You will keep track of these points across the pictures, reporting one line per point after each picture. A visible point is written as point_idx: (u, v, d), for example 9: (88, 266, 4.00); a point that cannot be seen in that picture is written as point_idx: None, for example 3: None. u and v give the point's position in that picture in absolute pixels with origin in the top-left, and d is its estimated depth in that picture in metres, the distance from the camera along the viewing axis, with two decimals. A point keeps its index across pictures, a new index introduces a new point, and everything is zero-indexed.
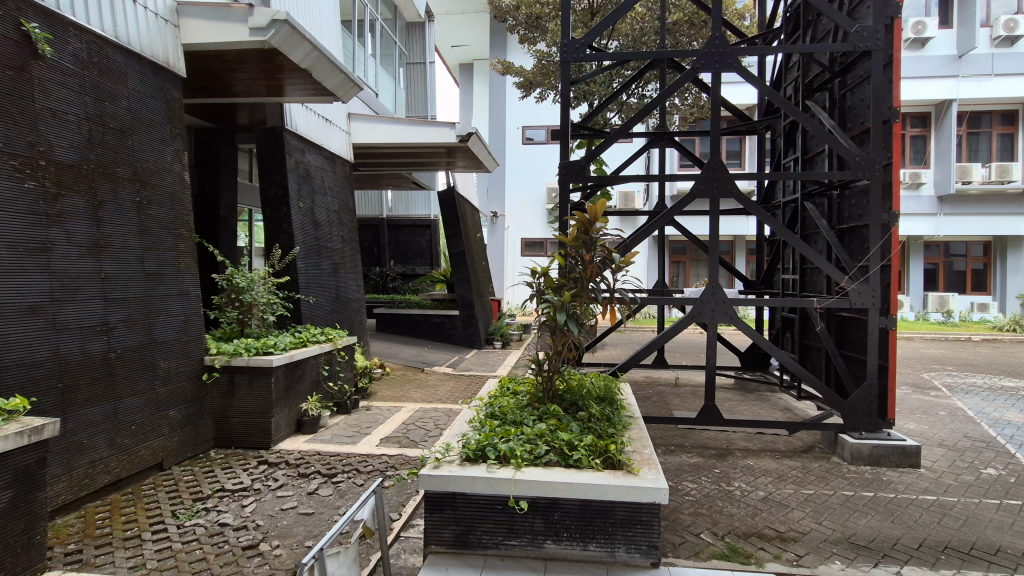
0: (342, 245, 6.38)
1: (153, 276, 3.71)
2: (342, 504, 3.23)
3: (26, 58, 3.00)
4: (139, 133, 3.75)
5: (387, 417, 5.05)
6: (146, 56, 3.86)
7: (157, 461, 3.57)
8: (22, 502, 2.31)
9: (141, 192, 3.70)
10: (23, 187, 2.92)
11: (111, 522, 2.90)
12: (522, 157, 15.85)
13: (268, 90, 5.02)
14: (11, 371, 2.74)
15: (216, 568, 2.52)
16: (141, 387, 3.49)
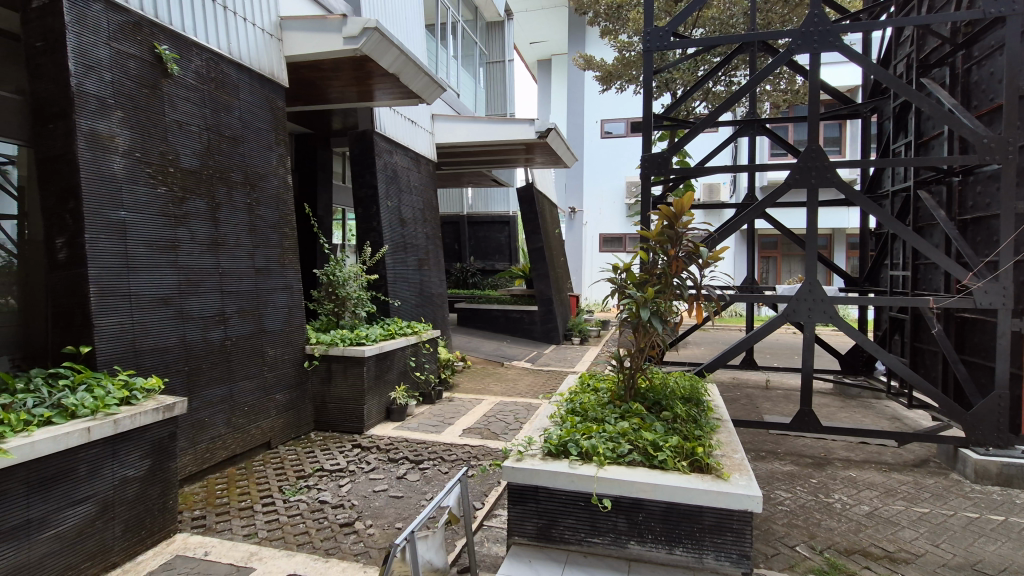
0: (427, 242, 6.62)
1: (261, 271, 4.06)
2: (429, 490, 3.38)
3: (157, 77, 3.39)
4: (250, 141, 4.11)
5: (468, 408, 5.19)
6: (254, 69, 4.22)
7: (265, 440, 3.92)
8: (157, 469, 2.63)
9: (251, 194, 4.06)
10: (156, 191, 3.30)
11: (228, 493, 3.22)
12: (601, 151, 15.61)
13: (360, 96, 5.31)
14: (147, 354, 3.12)
15: (316, 542, 2.72)
16: (252, 372, 3.84)
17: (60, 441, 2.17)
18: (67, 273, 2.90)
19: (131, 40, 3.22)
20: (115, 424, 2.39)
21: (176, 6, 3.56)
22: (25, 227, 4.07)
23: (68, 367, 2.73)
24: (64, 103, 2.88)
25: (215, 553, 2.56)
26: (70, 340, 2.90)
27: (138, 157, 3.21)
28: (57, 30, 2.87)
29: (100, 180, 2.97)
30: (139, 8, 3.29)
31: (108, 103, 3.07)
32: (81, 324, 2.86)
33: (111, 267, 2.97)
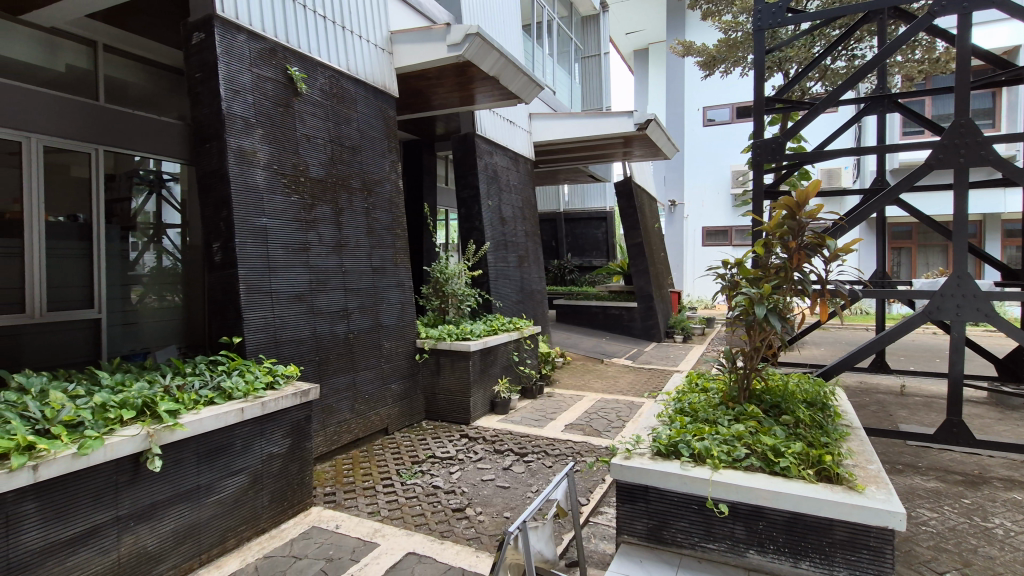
0: (526, 239, 6.72)
1: (378, 270, 4.37)
2: (535, 482, 3.44)
3: (290, 96, 3.78)
4: (367, 149, 4.45)
5: (570, 404, 5.21)
6: (369, 82, 4.55)
7: (383, 427, 4.22)
8: (295, 448, 2.94)
9: (368, 199, 4.38)
10: (291, 199, 3.67)
11: (353, 473, 3.53)
12: (703, 141, 14.86)
13: (462, 100, 5.51)
14: (286, 344, 3.50)
15: (432, 524, 2.88)
16: (371, 363, 4.15)
17: (220, 418, 2.50)
18: (222, 274, 3.32)
19: (268, 65, 3.62)
20: (262, 406, 2.71)
21: (303, 31, 3.94)
22: (186, 235, 4.77)
23: (224, 355, 3.14)
24: (217, 124, 3.31)
25: (345, 527, 2.81)
26: (225, 331, 3.33)
27: (276, 169, 3.60)
28: (211, 62, 3.31)
29: (246, 191, 3.37)
30: (274, 35, 3.69)
31: (251, 123, 3.47)
32: (233, 317, 3.28)
33: (255, 267, 3.36)
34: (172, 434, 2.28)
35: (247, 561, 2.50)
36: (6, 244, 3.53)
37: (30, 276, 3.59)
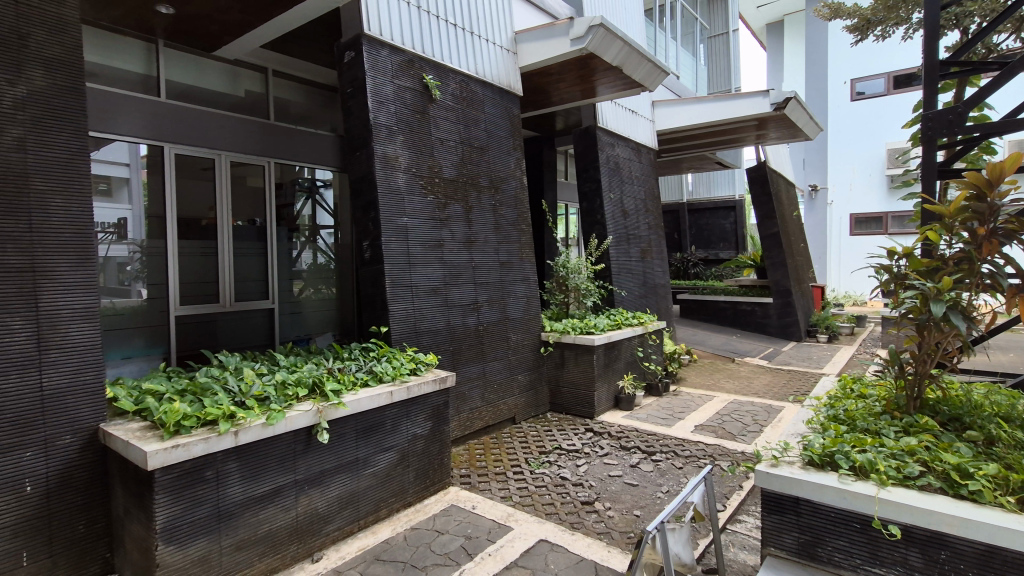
0: (649, 232, 6.52)
1: (504, 265, 4.52)
2: (665, 482, 3.34)
3: (426, 103, 4.04)
4: (494, 148, 4.61)
5: (699, 404, 4.97)
6: (495, 83, 4.71)
7: (511, 416, 4.38)
8: (436, 430, 3.16)
9: (496, 196, 4.55)
10: (427, 200, 3.93)
11: (485, 458, 3.70)
12: (851, 116, 13.22)
13: (583, 93, 5.48)
14: (425, 334, 3.76)
15: (562, 514, 2.93)
16: (499, 354, 4.32)
17: (374, 400, 2.76)
18: (371, 269, 3.66)
19: (407, 76, 3.90)
20: (408, 390, 2.94)
21: (436, 40, 4.18)
22: (338, 235, 5.33)
23: (374, 343, 3.47)
24: (366, 134, 3.64)
25: (481, 508, 2.96)
26: (374, 321, 3.67)
27: (414, 172, 3.87)
28: (360, 77, 3.65)
29: (390, 193, 3.67)
30: (412, 47, 3.96)
31: (394, 130, 3.77)
32: (381, 307, 3.60)
33: (398, 263, 3.65)
34: (336, 411, 2.57)
35: (397, 530, 2.74)
36: (205, 245, 4.21)
37: (222, 272, 4.27)
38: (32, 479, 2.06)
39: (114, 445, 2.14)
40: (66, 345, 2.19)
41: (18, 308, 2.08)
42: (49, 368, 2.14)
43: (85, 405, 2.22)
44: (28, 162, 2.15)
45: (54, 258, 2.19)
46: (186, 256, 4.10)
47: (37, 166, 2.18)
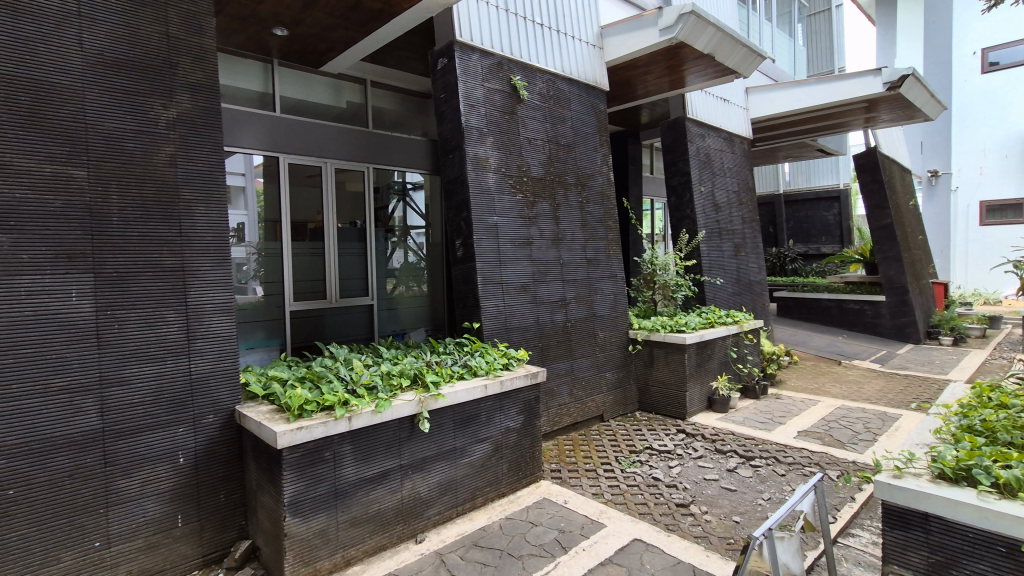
0: (743, 226, 6.19)
1: (592, 261, 4.51)
2: (766, 489, 3.18)
3: (514, 104, 4.11)
4: (580, 145, 4.60)
5: (801, 409, 4.66)
6: (582, 80, 4.70)
7: (599, 413, 4.36)
8: (528, 424, 3.23)
9: (583, 193, 4.55)
10: (516, 199, 4.00)
11: (575, 454, 3.72)
12: (981, 92, 11.71)
13: (672, 84, 5.31)
14: (515, 330, 3.84)
15: (656, 515, 2.88)
16: (587, 351, 4.31)
17: (470, 392, 2.87)
18: (464, 266, 3.79)
19: (496, 78, 4.00)
20: (501, 384, 3.03)
21: (524, 41, 4.24)
22: (429, 234, 5.54)
23: (467, 338, 3.60)
24: (459, 136, 3.78)
25: (573, 503, 2.99)
26: (466, 317, 3.80)
27: (504, 172, 3.96)
28: (452, 83, 3.79)
29: (481, 193, 3.78)
30: (500, 50, 4.05)
31: (484, 132, 3.88)
32: (473, 304, 3.73)
33: (489, 261, 3.76)
34: (436, 402, 2.71)
35: (492, 518, 2.83)
36: (313, 246, 4.58)
37: (328, 270, 4.64)
38: (184, 452, 2.36)
39: (248, 424, 2.40)
40: (209, 336, 2.49)
41: (172, 302, 2.40)
42: (197, 355, 2.44)
43: (224, 388, 2.51)
44: (178, 174, 2.47)
45: (199, 259, 2.49)
46: (297, 256, 4.49)
47: (185, 178, 2.49)
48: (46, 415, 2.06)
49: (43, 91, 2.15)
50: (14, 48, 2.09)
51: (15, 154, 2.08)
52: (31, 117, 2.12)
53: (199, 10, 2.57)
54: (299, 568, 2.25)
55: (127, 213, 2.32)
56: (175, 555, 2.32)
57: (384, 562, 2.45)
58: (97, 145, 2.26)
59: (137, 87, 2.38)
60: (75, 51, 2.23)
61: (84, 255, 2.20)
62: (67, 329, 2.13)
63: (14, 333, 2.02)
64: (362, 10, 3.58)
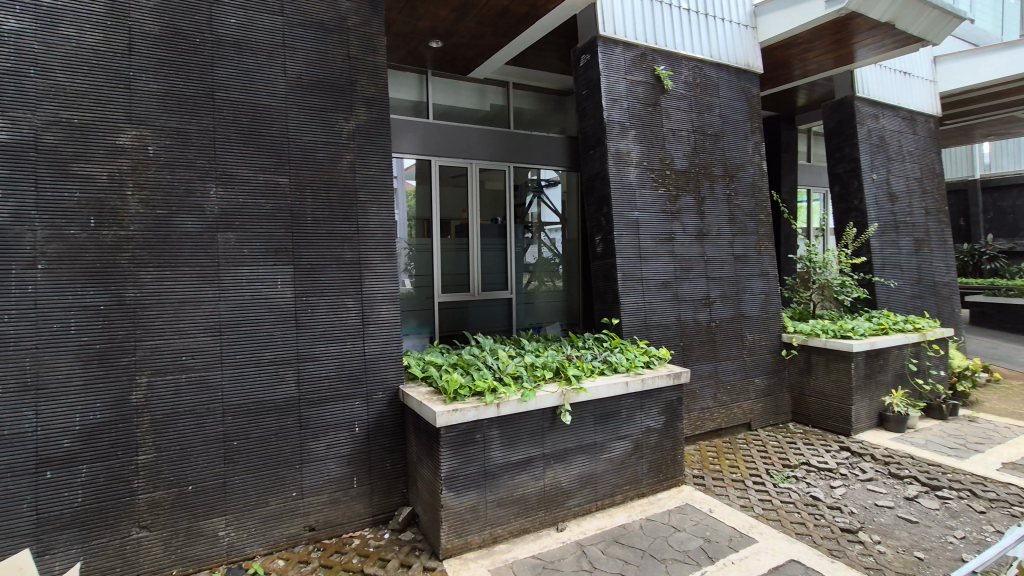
0: (928, 218, 5.33)
1: (740, 258, 4.21)
2: (958, 526, 2.72)
3: (658, 94, 3.98)
4: (729, 134, 4.31)
5: (1006, 436, 3.91)
6: (732, 64, 4.39)
7: (747, 421, 4.09)
8: (669, 425, 3.13)
9: (731, 184, 4.27)
10: (658, 193, 3.89)
11: (720, 462, 3.53)
12: None
13: (839, 60, 4.74)
14: (655, 328, 3.75)
15: (817, 537, 2.62)
16: (733, 353, 4.05)
17: (611, 388, 2.86)
18: (604, 262, 3.78)
19: (639, 70, 3.91)
20: (642, 383, 2.97)
21: (669, 29, 4.07)
22: (564, 231, 5.55)
23: (606, 334, 3.60)
24: (600, 132, 3.77)
25: (720, 513, 2.84)
26: (605, 312, 3.79)
27: (646, 166, 3.87)
28: (595, 79, 3.79)
29: (623, 188, 3.73)
30: (644, 41, 3.94)
31: (627, 126, 3.81)
32: (612, 300, 3.70)
33: (630, 258, 3.69)
34: (578, 395, 2.74)
35: (633, 517, 2.80)
36: (459, 242, 4.90)
37: (472, 265, 4.93)
38: (359, 423, 2.69)
39: (410, 402, 2.66)
40: (379, 322, 2.79)
41: (351, 292, 2.74)
42: (369, 339, 2.76)
43: (390, 368, 2.80)
44: (356, 179, 2.80)
45: (372, 253, 2.81)
46: (445, 251, 4.84)
47: (361, 182, 2.81)
48: (259, 382, 2.48)
49: (258, 112, 2.58)
50: (240, 79, 2.55)
51: (239, 166, 2.53)
52: (251, 135, 2.56)
53: (373, 31, 2.88)
54: (453, 538, 2.44)
55: (318, 213, 2.69)
56: (352, 512, 2.66)
57: (528, 545, 2.56)
58: (296, 156, 2.66)
59: (326, 104, 2.74)
60: (280, 77, 2.64)
61: (287, 249, 2.60)
62: (274, 311, 2.54)
63: (238, 312, 2.46)
64: (510, 15, 3.72)
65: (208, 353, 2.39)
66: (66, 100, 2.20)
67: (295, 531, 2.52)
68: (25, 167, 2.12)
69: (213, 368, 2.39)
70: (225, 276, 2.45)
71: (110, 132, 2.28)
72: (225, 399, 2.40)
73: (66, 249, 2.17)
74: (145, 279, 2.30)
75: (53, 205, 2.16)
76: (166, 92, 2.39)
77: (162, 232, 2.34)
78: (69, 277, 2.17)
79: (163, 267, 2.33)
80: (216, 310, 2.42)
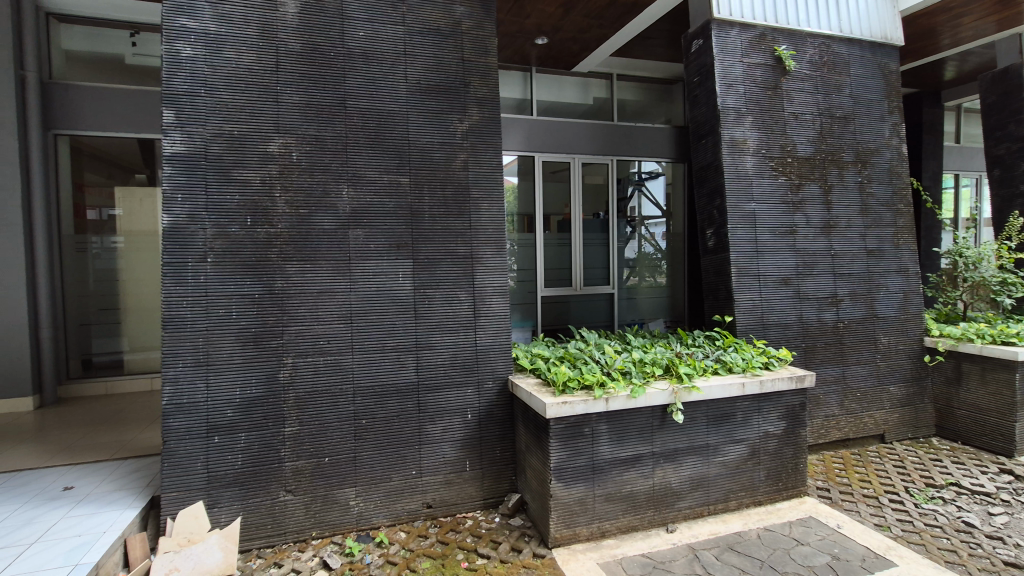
0: None
1: (873, 253, 3.81)
2: None
3: (779, 77, 3.70)
4: (861, 116, 3.91)
5: None
6: (867, 38, 3.97)
7: (879, 432, 3.72)
8: (791, 432, 2.92)
9: (863, 171, 3.86)
10: (778, 182, 3.62)
11: (848, 475, 3.23)
12: None
13: (1003, 23, 4.09)
14: (772, 328, 3.51)
15: (973, 568, 2.30)
16: (864, 357, 3.69)
17: (726, 389, 2.72)
18: (715, 257, 3.61)
19: (758, 51, 3.66)
20: (761, 385, 2.79)
21: (792, 4, 3.77)
22: (669, 225, 5.36)
23: (718, 332, 3.43)
24: (713, 120, 3.59)
25: (850, 530, 2.60)
26: (717, 310, 3.62)
27: (765, 154, 3.62)
28: (708, 64, 3.61)
29: (738, 178, 3.52)
30: (763, 20, 3.68)
31: (743, 112, 3.59)
32: (725, 297, 3.52)
33: (745, 252, 3.49)
34: (690, 395, 2.64)
35: (749, 526, 2.66)
36: (561, 237, 4.93)
37: (574, 260, 4.95)
38: (471, 410, 2.81)
39: (520, 393, 2.73)
40: (490, 314, 2.90)
41: (464, 285, 2.86)
42: (481, 330, 2.87)
43: (500, 359, 2.89)
44: (468, 177, 2.92)
45: (484, 248, 2.91)
46: (547, 246, 4.89)
47: (473, 179, 2.92)
48: (384, 367, 2.68)
49: (383, 117, 2.78)
50: (368, 87, 2.76)
51: (367, 168, 2.74)
52: (377, 138, 2.76)
53: (485, 34, 2.98)
54: (561, 529, 2.47)
55: (434, 211, 2.84)
56: (465, 493, 2.79)
57: (637, 543, 2.53)
58: (416, 157, 2.83)
59: (442, 106, 2.88)
60: (402, 83, 2.82)
61: (407, 244, 2.78)
62: (397, 302, 2.73)
63: (366, 302, 2.68)
64: (617, 4, 3.65)
65: (341, 338, 2.63)
66: (229, 114, 2.53)
67: (415, 507, 2.70)
68: (198, 173, 2.47)
69: (345, 352, 2.62)
70: (355, 269, 2.68)
71: (262, 140, 2.58)
72: (355, 381, 2.63)
73: (229, 245, 2.49)
74: (291, 271, 2.58)
75: (219, 206, 2.49)
76: (306, 103, 2.65)
77: (304, 230, 2.61)
78: (231, 268, 2.49)
79: (304, 260, 2.60)
80: (348, 300, 2.65)
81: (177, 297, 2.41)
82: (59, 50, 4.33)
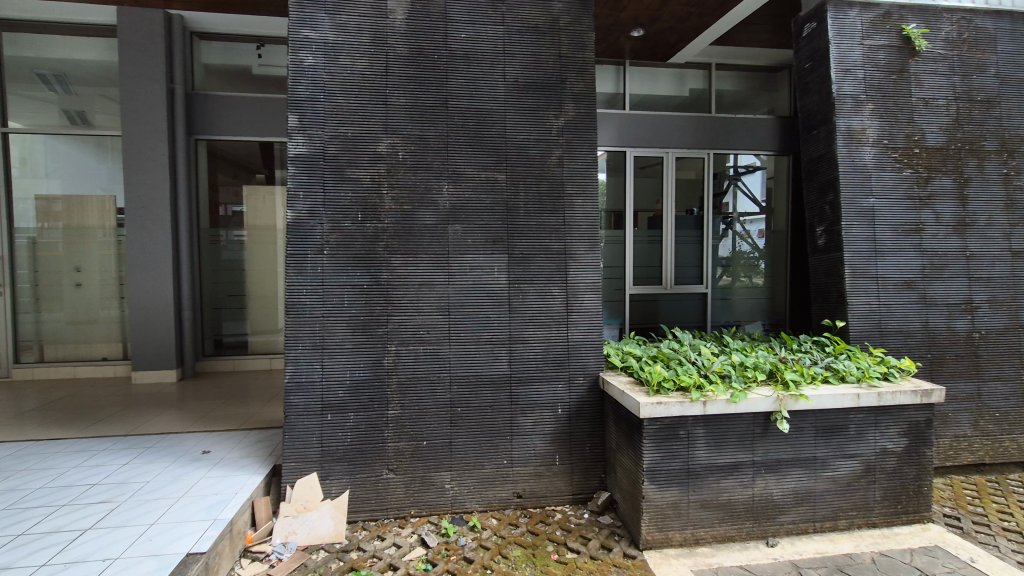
0: None
1: (1020, 254, 3.34)
2: None
3: (906, 59, 3.35)
4: (1009, 98, 3.43)
5: None
6: (1018, 9, 3.48)
7: (1022, 459, 3.28)
8: (913, 451, 2.65)
9: (1010, 161, 3.40)
10: (903, 175, 3.28)
11: (983, 503, 2.88)
12: None
13: None
14: (892, 335, 3.20)
15: None
16: (1004, 373, 3.27)
17: (838, 399, 2.52)
18: (826, 257, 3.35)
19: (882, 32, 3.33)
20: (879, 397, 2.55)
21: None
22: (770, 222, 5.04)
23: (827, 338, 3.18)
24: (827, 109, 3.33)
25: (986, 565, 2.31)
26: (827, 313, 3.36)
27: (888, 144, 3.29)
28: (822, 49, 3.34)
29: (855, 172, 3.24)
30: None
31: (862, 99, 3.29)
32: (836, 300, 3.26)
33: (861, 252, 3.20)
34: (797, 403, 2.47)
35: (862, 548, 2.46)
36: (652, 233, 4.81)
37: (666, 257, 4.81)
38: (562, 405, 2.84)
39: (612, 391, 2.70)
40: (583, 310, 2.89)
41: (557, 281, 2.88)
42: (573, 326, 2.88)
43: (591, 356, 2.88)
44: (564, 173, 2.92)
45: (578, 244, 2.91)
46: (638, 243, 4.79)
47: (568, 175, 2.92)
48: (478, 358, 2.77)
49: (483, 116, 2.86)
50: (469, 87, 2.85)
51: (467, 166, 2.83)
52: (476, 137, 2.85)
53: (583, 28, 2.96)
54: (653, 531, 2.43)
55: (530, 207, 2.88)
56: (555, 487, 2.82)
57: (734, 553, 2.42)
58: (513, 154, 2.88)
59: (538, 103, 2.91)
60: (501, 82, 2.88)
61: (503, 239, 2.84)
62: (492, 297, 2.81)
63: (463, 296, 2.78)
64: None
65: (439, 329, 2.75)
66: (343, 117, 2.72)
67: (506, 496, 2.77)
68: (317, 173, 2.69)
69: (443, 343, 2.75)
70: (454, 263, 2.79)
71: (372, 141, 2.75)
72: (451, 370, 2.74)
73: (342, 240, 2.69)
74: (396, 264, 2.74)
75: (334, 203, 2.70)
76: (412, 106, 2.79)
77: (407, 225, 2.76)
78: (344, 260, 2.69)
79: (407, 254, 2.75)
80: (447, 293, 2.77)
81: (298, 285, 2.64)
82: (200, 64, 4.87)
